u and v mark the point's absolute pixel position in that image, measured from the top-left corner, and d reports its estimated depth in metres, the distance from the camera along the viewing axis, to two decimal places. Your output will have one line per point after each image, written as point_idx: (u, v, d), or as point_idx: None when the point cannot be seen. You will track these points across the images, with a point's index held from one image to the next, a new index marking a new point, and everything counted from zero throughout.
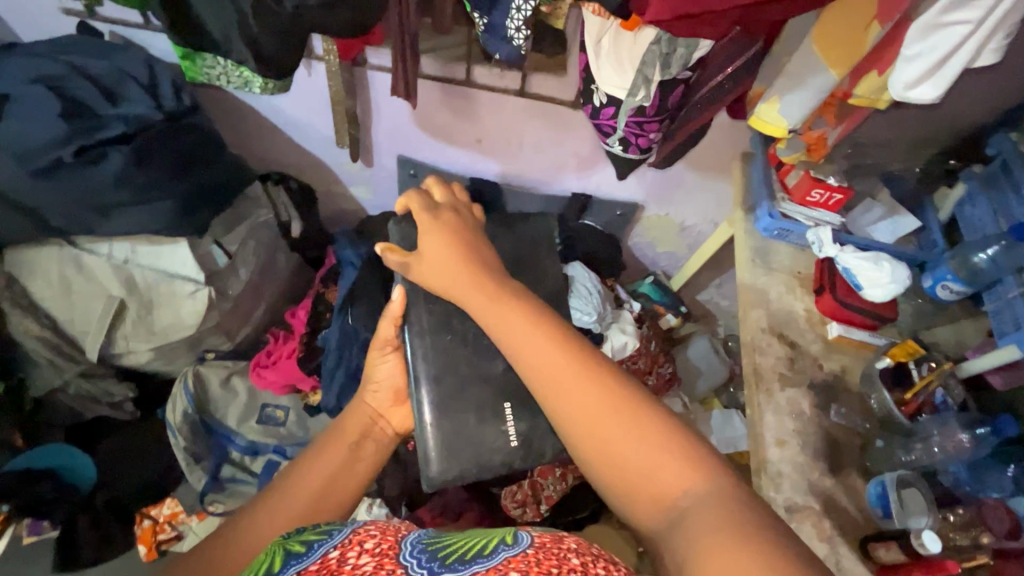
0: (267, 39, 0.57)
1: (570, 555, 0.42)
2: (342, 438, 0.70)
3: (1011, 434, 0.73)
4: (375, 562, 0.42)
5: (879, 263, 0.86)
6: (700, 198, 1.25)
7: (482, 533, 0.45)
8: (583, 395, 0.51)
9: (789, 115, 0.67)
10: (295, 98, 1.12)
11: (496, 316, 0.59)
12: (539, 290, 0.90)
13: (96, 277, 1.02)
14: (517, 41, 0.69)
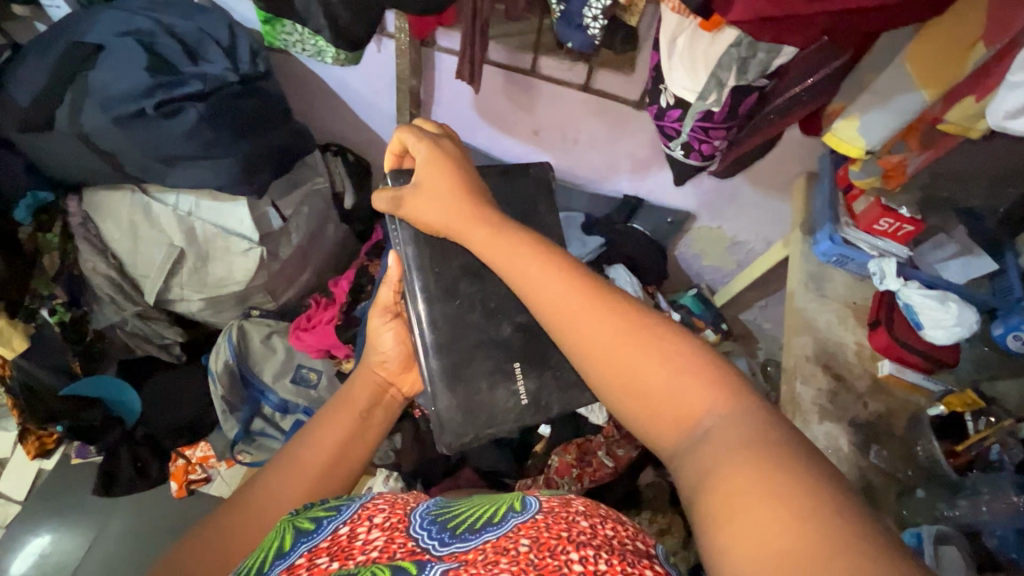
0: (343, 11, 0.59)
1: (579, 518, 0.41)
2: (352, 406, 0.71)
3: None
4: (385, 536, 0.43)
5: (945, 303, 0.82)
6: (756, 213, 1.20)
7: (491, 500, 0.45)
8: (602, 325, 0.48)
9: (867, 135, 0.65)
10: (362, 74, 1.14)
11: (508, 252, 0.57)
12: None
13: (160, 225, 1.07)
14: (592, 30, 0.74)
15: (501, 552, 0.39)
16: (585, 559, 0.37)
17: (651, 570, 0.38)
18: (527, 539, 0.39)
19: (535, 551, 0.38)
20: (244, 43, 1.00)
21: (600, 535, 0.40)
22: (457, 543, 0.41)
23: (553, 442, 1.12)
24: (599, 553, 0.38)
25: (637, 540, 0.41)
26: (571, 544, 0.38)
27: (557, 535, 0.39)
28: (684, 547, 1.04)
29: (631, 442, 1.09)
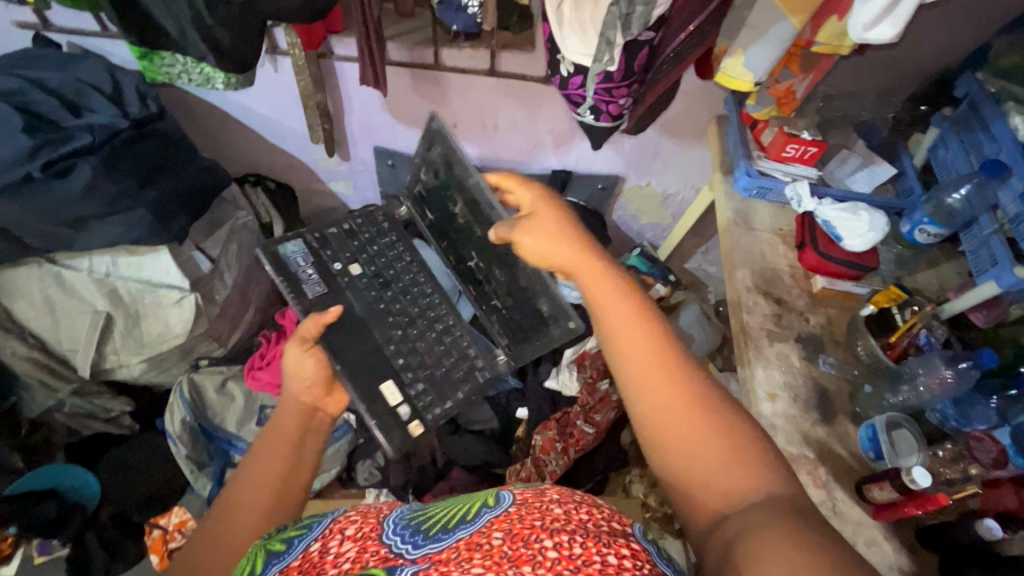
0: (223, 33, 0.56)
1: (553, 506, 0.43)
2: (279, 439, 0.64)
3: (992, 366, 0.73)
4: (357, 546, 0.43)
5: (857, 212, 0.88)
6: (679, 164, 1.25)
7: (466, 498, 0.47)
8: (665, 381, 0.51)
9: (754, 68, 0.69)
10: (263, 97, 1.11)
11: (589, 280, 0.59)
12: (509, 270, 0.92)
13: (80, 294, 1.02)
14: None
15: (475, 543, 0.40)
16: (559, 543, 0.39)
17: (626, 547, 0.40)
18: (500, 533, 0.41)
19: (508, 541, 0.40)
20: (130, 86, 0.95)
21: (574, 518, 0.42)
22: (430, 542, 0.42)
23: (534, 423, 1.14)
24: (573, 535, 0.40)
25: (612, 520, 0.43)
26: (545, 532, 0.40)
27: (531, 524, 0.41)
28: None
29: (607, 405, 1.11)
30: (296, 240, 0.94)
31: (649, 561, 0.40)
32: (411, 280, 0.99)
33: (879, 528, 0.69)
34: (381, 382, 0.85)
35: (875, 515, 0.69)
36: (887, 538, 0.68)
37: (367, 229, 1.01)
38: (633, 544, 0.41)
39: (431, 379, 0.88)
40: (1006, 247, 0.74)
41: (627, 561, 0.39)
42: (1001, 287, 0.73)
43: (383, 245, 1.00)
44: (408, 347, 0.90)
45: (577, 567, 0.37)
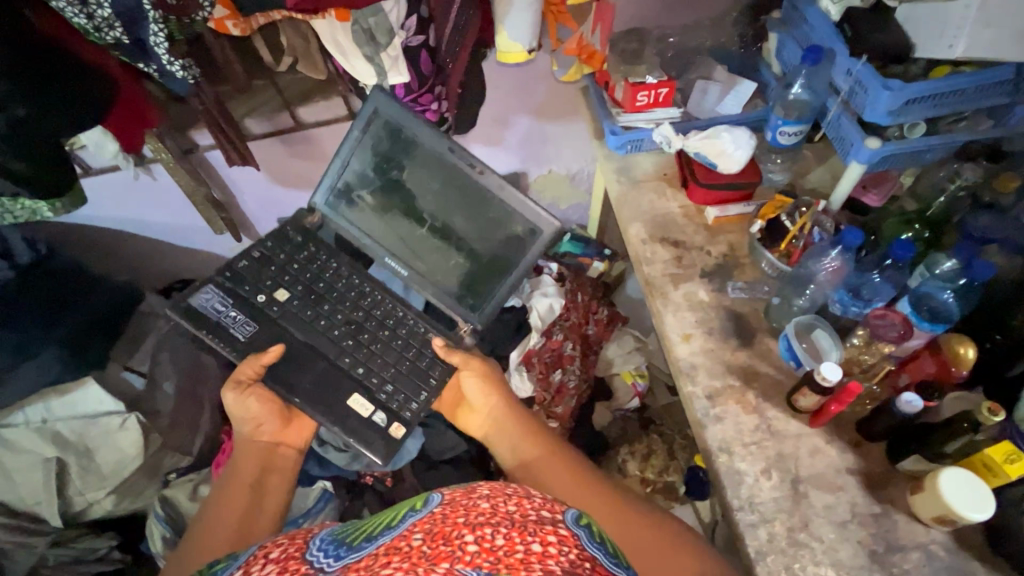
0: (17, 165, 0.56)
1: (480, 502, 0.48)
2: (241, 479, 0.73)
3: (859, 242, 0.71)
4: (278, 567, 0.47)
5: (719, 135, 0.87)
6: (569, 143, 1.26)
7: (396, 507, 0.50)
8: (611, 515, 0.65)
9: (519, 38, 0.67)
10: (152, 206, 1.13)
11: (519, 442, 0.75)
12: (452, 225, 0.79)
13: (26, 447, 1.03)
14: (181, 75, 0.60)
15: (397, 542, 0.45)
16: (481, 536, 0.44)
17: (553, 533, 0.45)
18: (420, 534, 0.45)
19: (428, 541, 0.44)
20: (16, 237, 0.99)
21: (501, 512, 0.47)
22: (353, 552, 0.46)
23: None
24: (496, 528, 0.45)
25: (542, 510, 0.48)
26: (467, 527, 0.45)
27: (453, 521, 0.45)
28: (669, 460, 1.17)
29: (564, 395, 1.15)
30: (211, 286, 0.80)
31: (577, 545, 0.45)
32: (343, 287, 0.85)
33: (819, 434, 0.67)
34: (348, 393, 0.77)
35: (813, 423, 0.68)
36: (829, 443, 0.67)
37: (281, 249, 0.85)
38: (562, 529, 0.46)
39: (400, 374, 0.81)
40: (857, 126, 0.74)
41: (551, 547, 0.44)
42: (864, 163, 0.73)
43: (304, 259, 0.85)
44: (362, 353, 0.81)
45: (497, 557, 0.42)
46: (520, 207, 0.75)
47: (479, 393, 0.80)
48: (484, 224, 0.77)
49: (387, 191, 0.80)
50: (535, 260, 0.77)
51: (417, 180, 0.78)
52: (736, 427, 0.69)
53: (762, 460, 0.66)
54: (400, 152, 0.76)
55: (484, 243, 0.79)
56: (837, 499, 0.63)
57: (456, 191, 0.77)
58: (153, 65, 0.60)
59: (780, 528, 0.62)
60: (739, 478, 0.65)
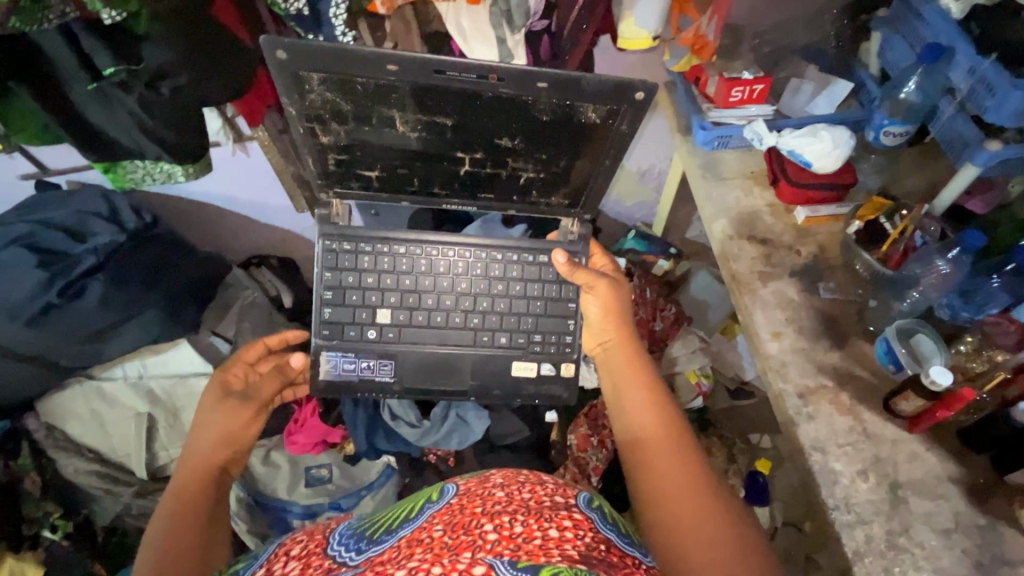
0: (167, 129, 0.61)
1: (495, 493, 0.62)
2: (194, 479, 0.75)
3: (980, 245, 0.70)
4: (306, 560, 0.60)
5: (817, 133, 0.85)
6: (645, 138, 1.26)
7: (400, 506, 0.66)
8: (681, 479, 0.68)
9: (645, 24, 0.69)
10: (243, 183, 1.19)
11: (626, 386, 0.80)
12: (501, 145, 0.77)
13: (121, 400, 1.10)
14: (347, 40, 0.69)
15: (421, 535, 0.56)
16: (499, 526, 0.55)
17: (568, 518, 0.59)
18: (439, 525, 0.57)
19: (449, 532, 0.55)
20: (124, 203, 1.06)
21: (515, 499, 0.60)
22: (375, 544, 0.59)
23: (564, 422, 1.13)
24: (514, 517, 0.56)
25: (555, 496, 0.62)
26: (485, 516, 0.57)
27: (471, 512, 0.58)
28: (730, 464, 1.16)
29: None
30: (329, 351, 0.91)
31: (591, 527, 0.59)
32: (432, 268, 0.92)
33: (918, 440, 0.66)
34: (512, 364, 0.93)
35: (912, 428, 0.66)
36: (930, 450, 0.65)
37: (345, 267, 0.90)
38: (575, 513, 0.60)
39: (539, 322, 0.93)
40: (974, 127, 0.72)
41: (567, 531, 0.57)
42: (980, 165, 0.71)
43: (373, 261, 0.91)
44: (494, 317, 0.93)
45: (517, 542, 0.53)
46: (575, 96, 0.70)
47: (601, 317, 0.89)
48: (541, 120, 0.73)
49: (404, 146, 0.78)
50: (625, 128, 0.74)
51: (436, 122, 0.73)
52: (830, 427, 0.68)
53: (858, 461, 0.65)
54: (402, 111, 0.72)
55: (546, 139, 0.76)
56: (938, 506, 0.62)
57: (487, 110, 0.72)
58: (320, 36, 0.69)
59: (878, 531, 0.61)
60: (834, 477, 0.64)
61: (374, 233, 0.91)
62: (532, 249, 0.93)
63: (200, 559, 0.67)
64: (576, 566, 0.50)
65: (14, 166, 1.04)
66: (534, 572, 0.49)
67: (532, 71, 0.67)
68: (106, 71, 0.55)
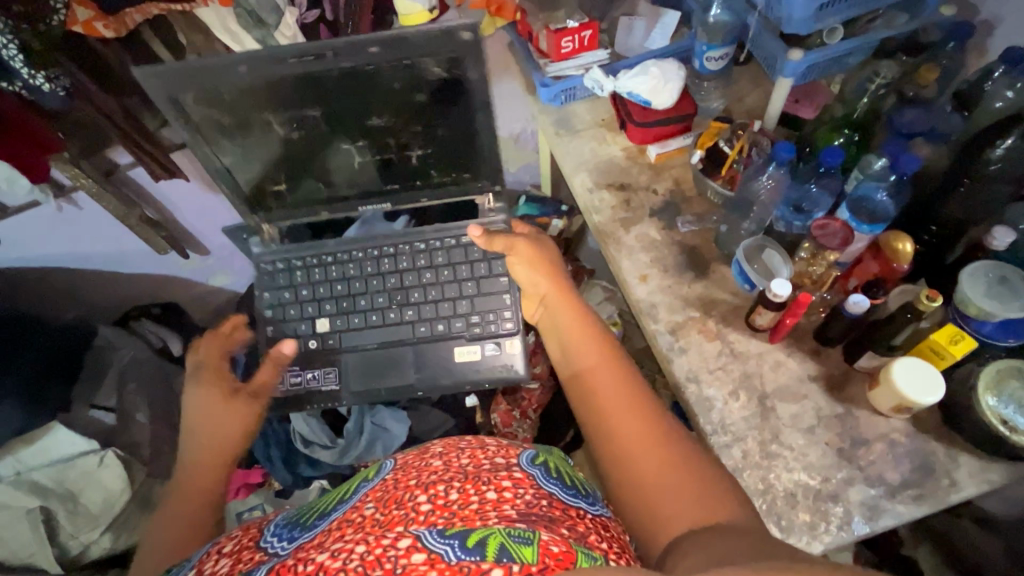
0: None
1: (432, 461, 0.54)
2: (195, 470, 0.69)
3: (790, 155, 0.71)
4: (232, 558, 0.49)
5: (648, 71, 0.86)
6: (507, 103, 1.24)
7: (350, 481, 0.57)
8: (633, 418, 0.61)
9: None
10: (84, 238, 1.08)
11: (568, 336, 0.72)
12: (369, 125, 0.73)
13: (6, 502, 1.00)
14: (48, 87, 0.63)
15: (352, 516, 0.48)
16: (432, 496, 0.47)
17: (507, 479, 0.51)
18: (371, 503, 0.49)
19: (380, 508, 0.48)
20: None
21: (453, 466, 0.53)
22: (308, 530, 0.49)
23: (486, 403, 1.12)
24: (448, 484, 0.49)
25: (496, 458, 0.55)
26: (420, 488, 0.49)
27: (407, 485, 0.50)
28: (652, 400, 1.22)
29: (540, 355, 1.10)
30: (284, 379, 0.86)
31: (531, 484, 0.52)
32: (358, 270, 0.88)
33: (780, 349, 0.70)
34: (454, 351, 0.87)
35: (773, 338, 0.70)
36: (790, 355, 0.69)
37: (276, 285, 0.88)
38: (516, 473, 0.53)
39: (474, 303, 0.87)
40: (778, 40, 0.74)
41: (506, 492, 0.49)
42: (791, 75, 0.73)
43: (306, 275, 0.88)
44: (427, 308, 0.87)
45: (452, 510, 0.46)
46: (416, 43, 0.63)
47: (528, 276, 0.80)
48: (394, 87, 0.68)
49: (289, 151, 0.75)
50: (476, 77, 0.67)
51: (298, 121, 0.71)
52: (700, 355, 0.70)
53: (728, 382, 0.68)
54: (251, 109, 0.69)
55: (409, 110, 0.71)
56: (802, 407, 0.66)
57: (341, 89, 0.68)
58: (19, 82, 0.64)
59: (752, 444, 0.64)
60: (709, 404, 0.67)
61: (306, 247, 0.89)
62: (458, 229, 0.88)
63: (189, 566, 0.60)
64: (510, 526, 0.42)
65: None
66: (463, 539, 0.40)
67: (359, 36, 0.62)
68: None
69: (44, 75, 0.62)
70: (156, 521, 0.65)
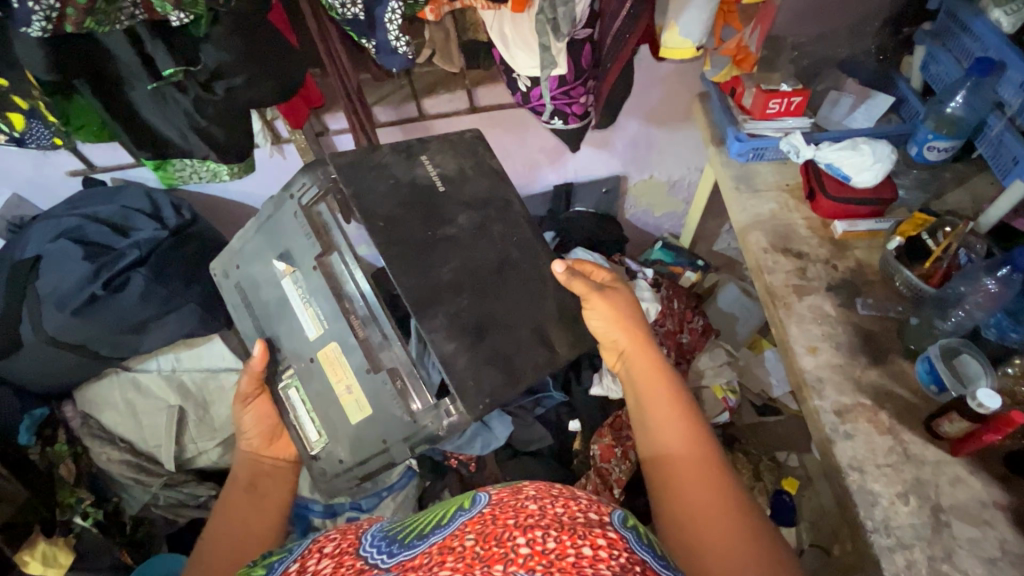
0: (217, 129, 0.64)
1: (528, 504, 0.50)
2: (239, 491, 0.82)
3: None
4: (334, 560, 0.52)
5: (858, 147, 0.84)
6: (675, 150, 1.26)
7: (445, 510, 0.54)
8: (705, 497, 0.63)
9: (691, 34, 0.67)
10: (275, 182, 1.22)
11: (649, 399, 0.73)
12: (298, 232, 0.79)
13: (154, 393, 1.13)
14: (404, 50, 0.67)
15: (452, 543, 0.47)
16: (532, 539, 0.45)
17: (602, 536, 0.46)
18: (472, 534, 0.47)
19: (481, 542, 0.45)
20: (166, 201, 1.10)
21: (549, 514, 0.48)
22: (406, 548, 0.50)
23: (587, 432, 1.11)
24: (547, 530, 0.45)
25: (589, 511, 0.49)
26: (518, 529, 0.46)
27: (504, 523, 0.47)
28: (754, 482, 1.18)
29: None
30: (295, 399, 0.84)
31: (626, 547, 0.46)
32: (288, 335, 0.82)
33: (962, 464, 0.64)
34: (386, 416, 0.74)
35: (956, 451, 0.64)
36: (974, 474, 0.63)
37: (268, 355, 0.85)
38: (610, 532, 0.47)
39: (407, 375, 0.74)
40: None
41: (602, 550, 0.44)
42: None
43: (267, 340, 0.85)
44: (341, 376, 0.77)
45: (550, 559, 0.43)
46: (312, 187, 0.79)
47: (611, 329, 0.76)
48: (303, 202, 0.78)
49: (270, 239, 0.82)
50: (325, 210, 0.78)
51: (270, 232, 0.81)
52: (868, 446, 0.66)
53: (898, 483, 0.63)
54: (257, 221, 0.83)
55: (307, 224, 0.78)
56: (983, 534, 0.60)
57: (283, 210, 0.80)
58: (374, 41, 0.69)
59: (919, 555, 0.59)
60: (873, 499, 0.62)
61: (268, 320, 0.84)
62: (353, 317, 0.76)
63: (265, 535, 0.77)
64: None
65: (66, 161, 1.10)
66: None
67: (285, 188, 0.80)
68: (165, 72, 0.57)
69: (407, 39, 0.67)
70: (209, 530, 0.77)
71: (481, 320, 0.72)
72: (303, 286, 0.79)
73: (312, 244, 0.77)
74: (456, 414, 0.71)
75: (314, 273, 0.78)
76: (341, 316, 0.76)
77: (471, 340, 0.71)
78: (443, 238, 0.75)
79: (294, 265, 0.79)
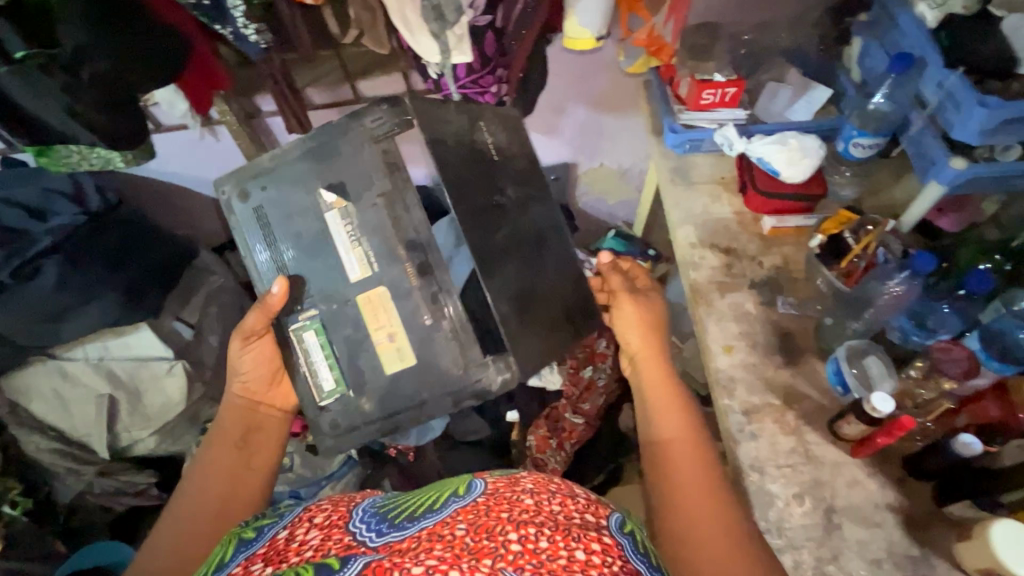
0: (96, 115, 0.60)
1: (523, 497, 0.48)
2: (226, 440, 0.70)
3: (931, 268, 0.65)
4: (324, 533, 0.49)
5: (786, 142, 0.81)
6: (624, 138, 1.23)
7: (436, 491, 0.51)
8: (698, 494, 0.59)
9: (589, 24, 0.68)
10: (210, 164, 1.17)
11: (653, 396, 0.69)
12: (360, 159, 0.67)
13: (83, 381, 1.10)
14: (254, 38, 0.67)
15: (441, 531, 0.45)
16: (523, 536, 0.43)
17: (596, 541, 0.46)
18: (463, 524, 0.45)
19: (472, 533, 0.44)
20: (89, 183, 1.05)
21: (545, 510, 0.47)
22: (397, 529, 0.47)
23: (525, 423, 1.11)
24: (540, 528, 0.44)
25: (586, 513, 0.49)
26: (511, 524, 0.44)
27: (497, 516, 0.45)
28: None
29: (593, 393, 1.10)
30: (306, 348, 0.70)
31: (620, 555, 0.46)
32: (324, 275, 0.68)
33: (860, 465, 0.65)
34: (433, 376, 0.66)
35: (856, 452, 0.65)
36: (870, 476, 0.64)
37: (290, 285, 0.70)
38: (605, 537, 0.47)
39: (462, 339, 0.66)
40: (939, 143, 0.69)
41: (595, 556, 0.44)
42: (944, 185, 0.69)
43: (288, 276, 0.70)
44: (392, 331, 0.67)
45: (541, 560, 0.42)
46: (375, 122, 0.67)
47: (635, 335, 0.73)
48: (364, 129, 0.67)
49: (295, 169, 0.69)
50: (392, 150, 0.67)
51: (317, 158, 0.69)
52: (772, 446, 0.66)
53: (795, 484, 0.64)
54: (297, 142, 0.70)
55: (376, 158, 0.67)
56: (871, 535, 0.61)
57: (339, 137, 0.68)
58: (229, 27, 0.66)
59: (807, 556, 0.60)
60: (770, 499, 0.63)
61: (299, 252, 0.70)
62: (415, 264, 0.66)
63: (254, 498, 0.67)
64: None
65: None
66: None
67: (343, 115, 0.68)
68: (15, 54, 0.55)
69: (256, 27, 0.66)
70: (186, 484, 0.67)
71: (529, 285, 0.66)
72: (355, 224, 0.68)
73: (384, 180, 0.67)
74: (508, 372, 0.65)
75: (374, 210, 0.67)
76: (395, 259, 0.67)
77: (519, 306, 0.65)
78: (496, 205, 0.66)
79: (348, 198, 0.68)
